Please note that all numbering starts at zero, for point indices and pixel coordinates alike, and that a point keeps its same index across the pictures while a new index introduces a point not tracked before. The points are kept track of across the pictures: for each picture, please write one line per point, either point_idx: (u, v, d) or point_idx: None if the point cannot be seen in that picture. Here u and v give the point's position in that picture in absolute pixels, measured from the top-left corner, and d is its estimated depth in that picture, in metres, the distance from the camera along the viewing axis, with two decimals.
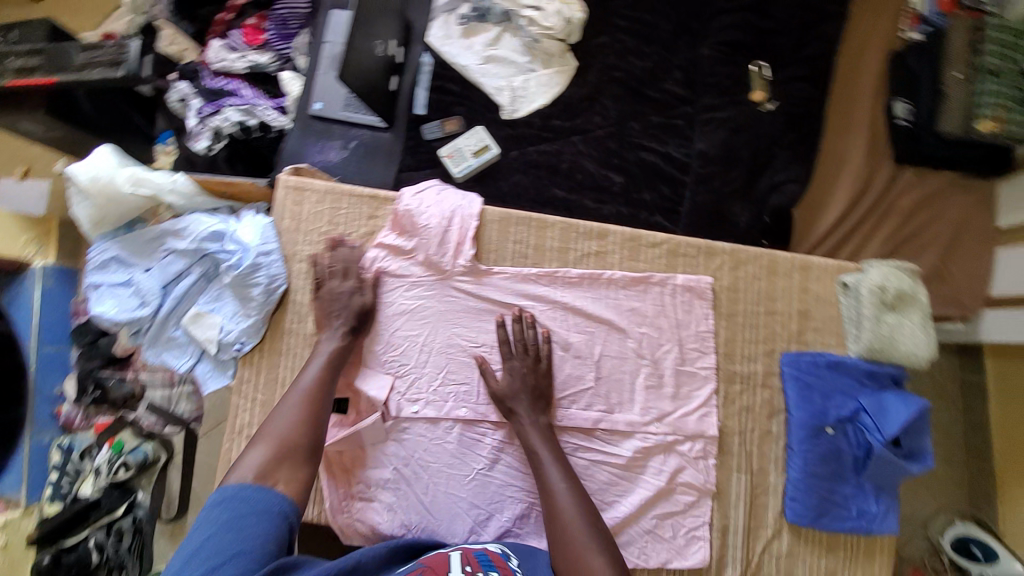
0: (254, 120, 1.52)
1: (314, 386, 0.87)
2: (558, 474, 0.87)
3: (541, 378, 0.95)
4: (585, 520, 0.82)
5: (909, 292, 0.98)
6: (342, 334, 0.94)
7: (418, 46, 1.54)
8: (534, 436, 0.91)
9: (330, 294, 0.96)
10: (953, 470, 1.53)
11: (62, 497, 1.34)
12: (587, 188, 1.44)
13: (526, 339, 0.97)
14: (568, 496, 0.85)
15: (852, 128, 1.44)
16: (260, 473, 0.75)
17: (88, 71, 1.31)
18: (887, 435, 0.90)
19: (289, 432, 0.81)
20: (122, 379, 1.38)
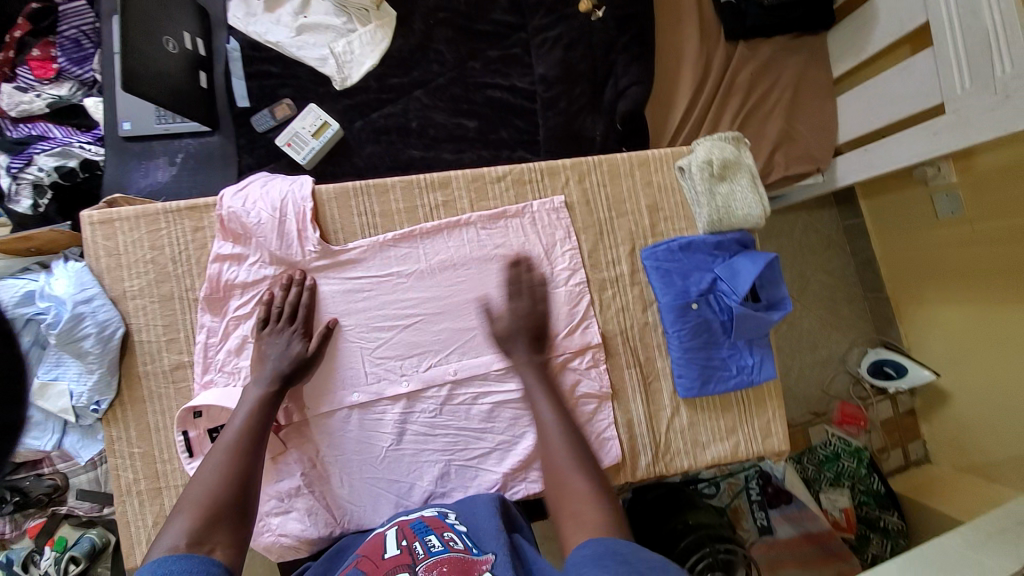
0: (73, 160, 1.33)
1: (243, 433, 0.80)
2: (547, 405, 0.86)
3: (536, 315, 0.94)
4: (567, 446, 0.80)
5: (734, 159, 1.03)
6: (267, 378, 0.87)
7: (222, 33, 1.39)
8: (529, 374, 0.90)
9: (268, 335, 0.90)
10: (855, 308, 1.70)
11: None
12: (442, 141, 1.39)
13: (524, 280, 0.97)
14: (555, 424, 0.83)
15: (683, 20, 1.46)
16: (192, 538, 0.67)
17: None
18: (740, 294, 0.97)
19: (214, 490, 0.73)
20: (37, 474, 1.11)
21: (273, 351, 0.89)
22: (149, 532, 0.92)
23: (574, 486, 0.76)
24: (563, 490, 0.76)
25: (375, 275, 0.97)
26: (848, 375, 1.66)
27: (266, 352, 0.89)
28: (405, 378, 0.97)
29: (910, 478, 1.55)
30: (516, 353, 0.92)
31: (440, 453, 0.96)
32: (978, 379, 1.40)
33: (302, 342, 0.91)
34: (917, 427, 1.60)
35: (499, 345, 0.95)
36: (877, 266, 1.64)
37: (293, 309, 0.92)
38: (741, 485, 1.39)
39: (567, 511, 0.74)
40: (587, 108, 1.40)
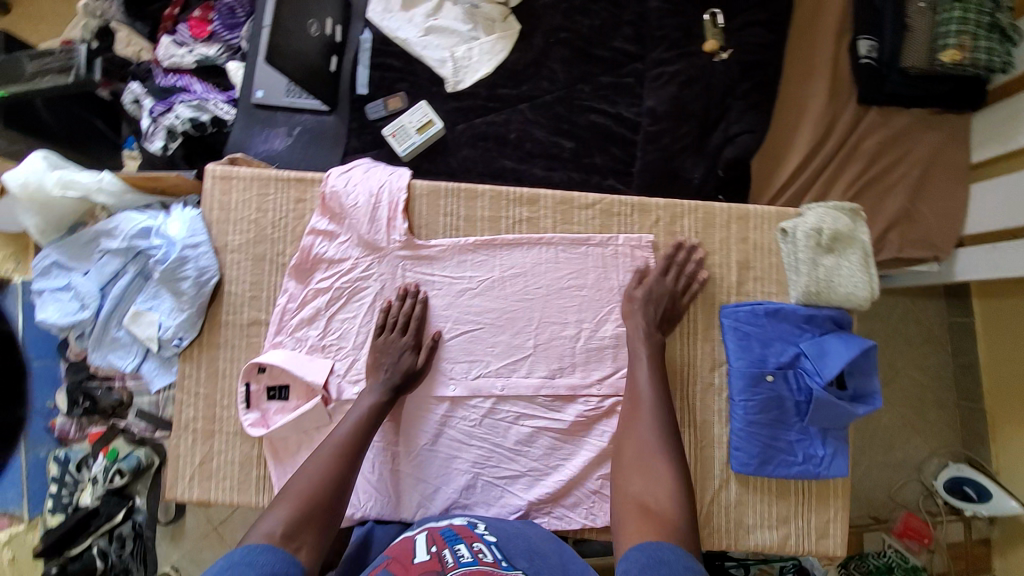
0: (206, 115, 1.48)
1: (349, 439, 0.86)
2: (645, 369, 0.90)
3: (678, 300, 0.95)
4: (657, 421, 0.86)
5: (847, 232, 0.95)
6: (381, 390, 0.91)
7: (358, 24, 1.50)
8: (641, 342, 0.92)
9: (382, 346, 0.94)
10: (945, 412, 1.50)
11: (64, 509, 1.37)
12: (537, 156, 1.40)
13: (687, 271, 0.96)
14: (648, 385, 0.88)
15: (815, 73, 1.35)
16: (285, 533, 0.74)
17: (39, 80, 1.32)
18: (826, 377, 0.88)
19: (312, 490, 0.80)
20: (110, 388, 1.34)
21: (387, 364, 0.93)
22: (193, 470, 0.98)
23: (651, 466, 0.82)
24: (639, 462, 0.83)
25: (448, 275, 0.99)
26: (921, 485, 1.47)
27: (381, 360, 0.93)
28: (453, 382, 0.97)
29: None
30: (633, 321, 0.93)
31: (471, 464, 0.95)
32: None
33: (414, 356, 0.94)
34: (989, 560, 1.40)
35: (625, 305, 0.96)
36: (979, 373, 1.44)
37: (405, 320, 0.96)
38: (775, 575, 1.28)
39: (634, 464, 0.84)
40: (690, 149, 1.35)
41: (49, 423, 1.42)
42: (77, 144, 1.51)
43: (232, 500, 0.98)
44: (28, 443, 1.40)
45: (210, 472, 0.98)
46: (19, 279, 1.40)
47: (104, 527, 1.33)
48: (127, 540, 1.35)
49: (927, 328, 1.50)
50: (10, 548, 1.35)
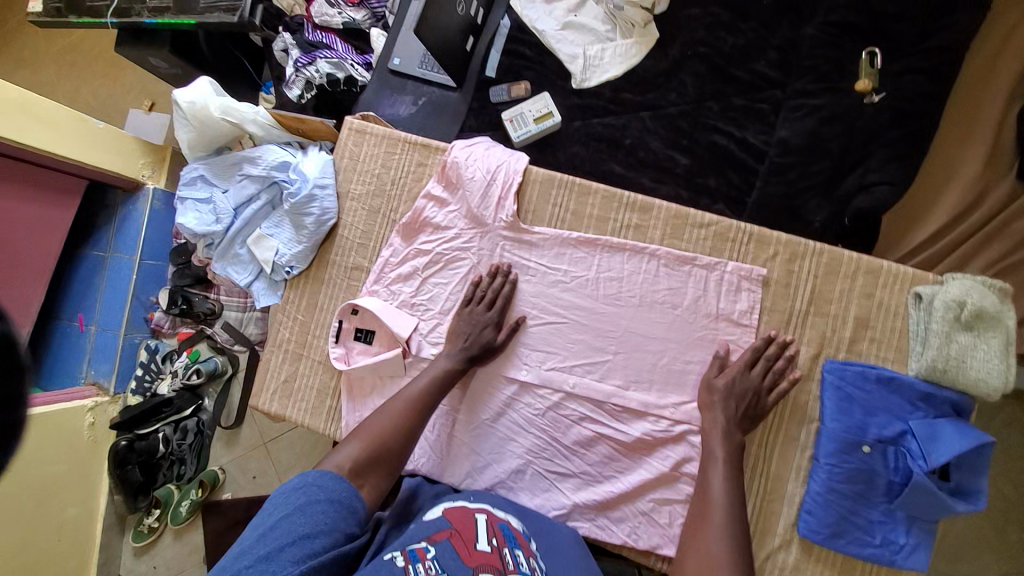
0: (342, 73, 1.60)
1: (420, 396, 0.90)
2: (720, 483, 0.81)
3: (761, 400, 0.87)
4: (728, 537, 0.76)
5: (994, 313, 0.84)
6: (454, 357, 0.94)
7: (500, 9, 1.53)
8: (716, 442, 0.85)
9: (468, 317, 0.97)
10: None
11: (142, 392, 1.57)
12: (647, 166, 1.38)
13: (774, 364, 0.89)
14: (724, 503, 0.79)
15: (972, 137, 1.21)
16: (354, 468, 0.80)
17: (208, 15, 1.45)
18: (932, 463, 0.80)
19: (383, 434, 0.85)
20: (205, 297, 1.55)
21: (466, 333, 0.95)
22: (278, 385, 1.07)
23: None
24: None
25: (543, 264, 1.00)
26: None
27: (461, 329, 0.96)
28: (526, 368, 0.98)
29: None
30: (711, 415, 0.87)
31: (525, 452, 0.96)
32: None
33: (493, 331, 0.96)
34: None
35: (703, 395, 0.90)
36: None
37: (494, 296, 0.98)
38: None
39: None
40: (816, 189, 1.27)
41: (147, 314, 1.61)
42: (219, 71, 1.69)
43: (303, 421, 1.05)
44: (128, 328, 1.57)
45: (291, 391, 1.06)
46: (151, 185, 1.59)
47: (173, 417, 1.54)
48: (189, 433, 1.54)
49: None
50: (94, 415, 1.50)
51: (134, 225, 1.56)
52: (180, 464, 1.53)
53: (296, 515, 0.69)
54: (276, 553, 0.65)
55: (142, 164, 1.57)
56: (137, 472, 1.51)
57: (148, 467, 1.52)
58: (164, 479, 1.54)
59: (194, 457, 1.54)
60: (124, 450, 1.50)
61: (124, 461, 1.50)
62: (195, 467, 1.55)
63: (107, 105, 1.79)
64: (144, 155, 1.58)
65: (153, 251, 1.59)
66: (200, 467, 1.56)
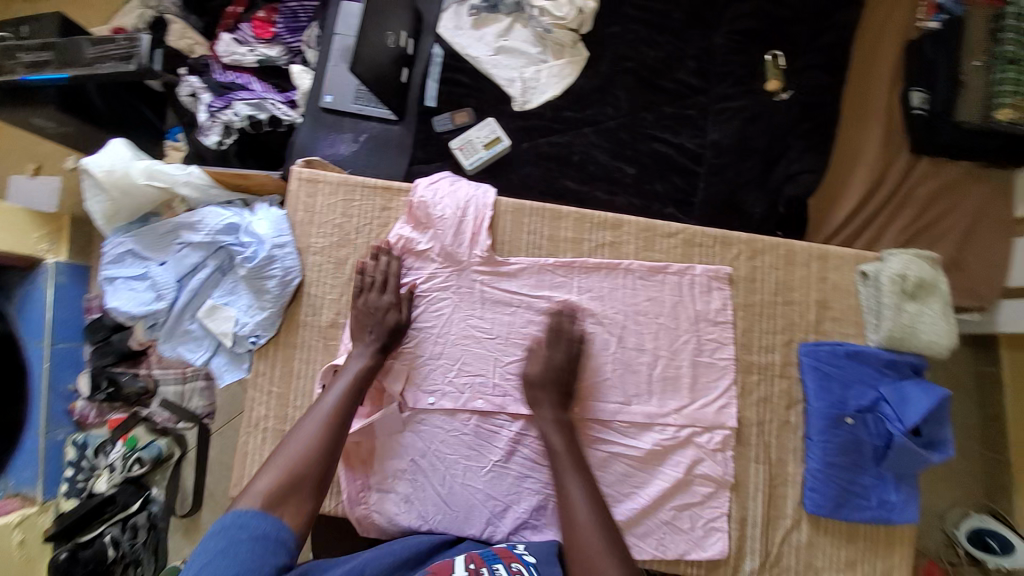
0: (264, 114, 1.50)
1: (335, 409, 0.85)
2: (580, 487, 0.84)
3: (569, 371, 0.93)
4: (597, 523, 0.80)
5: (929, 279, 0.95)
6: (371, 354, 0.92)
7: (428, 38, 1.52)
8: (556, 439, 0.89)
9: (367, 308, 0.94)
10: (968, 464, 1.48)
11: (77, 494, 1.36)
12: (598, 179, 1.43)
13: (565, 332, 0.95)
14: (585, 507, 0.82)
15: (869, 120, 1.39)
16: (270, 499, 0.75)
17: (100, 66, 1.30)
18: (907, 423, 0.88)
19: (299, 458, 0.80)
20: (135, 374, 1.39)
21: (372, 323, 0.94)
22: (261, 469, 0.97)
23: None
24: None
25: (529, 293, 1.00)
26: (943, 535, 1.45)
27: (364, 322, 0.94)
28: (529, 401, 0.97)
29: None
30: (542, 413, 0.91)
31: (543, 486, 0.95)
32: None
33: (400, 313, 0.95)
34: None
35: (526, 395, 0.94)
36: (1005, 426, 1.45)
37: (385, 279, 0.96)
38: None
39: None
40: (752, 184, 1.38)
41: (68, 406, 1.40)
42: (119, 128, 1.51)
43: None
44: (47, 428, 1.35)
45: None
46: (51, 260, 1.39)
47: (118, 516, 1.32)
48: (141, 530, 1.33)
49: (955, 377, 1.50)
50: (21, 530, 1.27)
51: (37, 307, 1.35)
52: (137, 566, 1.32)
53: (218, 559, 0.68)
54: None
55: (36, 237, 1.37)
56: None
57: None
58: None
59: (152, 555, 1.35)
60: (66, 562, 1.26)
61: None
62: (156, 564, 1.35)
63: None
64: (36, 227, 1.38)
65: (65, 332, 1.38)
66: (160, 564, 1.37)
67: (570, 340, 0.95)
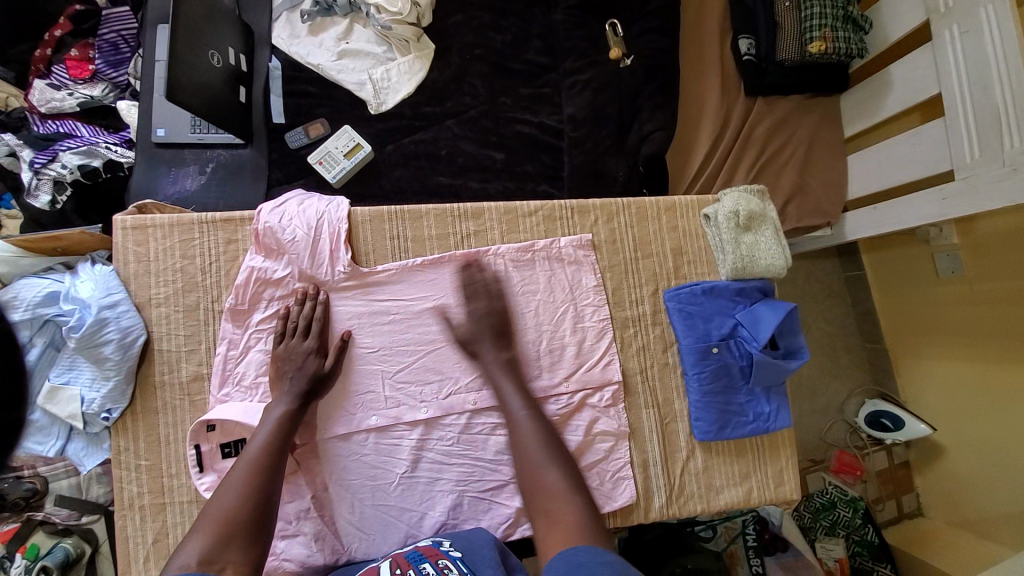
0: (98, 159, 1.33)
1: (264, 450, 0.79)
2: (518, 400, 0.86)
3: (496, 314, 0.95)
4: (537, 436, 0.81)
5: (759, 211, 1.05)
6: (293, 398, 0.86)
7: (264, 50, 1.43)
8: (494, 373, 0.90)
9: (286, 354, 0.90)
10: (854, 357, 1.71)
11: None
12: (469, 170, 1.42)
13: (477, 280, 0.98)
14: (524, 416, 0.84)
15: (706, 73, 1.51)
16: (204, 557, 0.65)
17: None
18: (762, 341, 0.98)
19: (232, 509, 0.71)
20: (14, 477, 1.05)
21: (291, 370, 0.88)
22: (147, 550, 0.89)
23: (558, 497, 0.74)
24: (532, 479, 0.77)
25: (401, 299, 0.98)
26: (846, 424, 1.66)
27: (284, 369, 0.89)
28: (423, 405, 0.96)
29: (905, 529, 1.54)
30: (482, 349, 0.92)
31: (454, 484, 0.95)
32: (981, 438, 1.36)
33: (323, 359, 0.91)
34: (911, 480, 1.59)
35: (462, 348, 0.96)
36: (876, 318, 1.66)
37: (307, 323, 0.92)
38: (739, 529, 1.41)
39: (542, 508, 0.74)
40: (613, 149, 1.44)
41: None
42: None
43: None
44: None
45: (167, 549, 0.89)
46: None
47: None
48: None
49: (827, 283, 1.71)
50: None
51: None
52: None
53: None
54: None
55: None
56: None
57: None
58: None
59: None
60: None
61: None
62: None
63: None
64: None
65: None
66: None
67: (484, 288, 0.97)
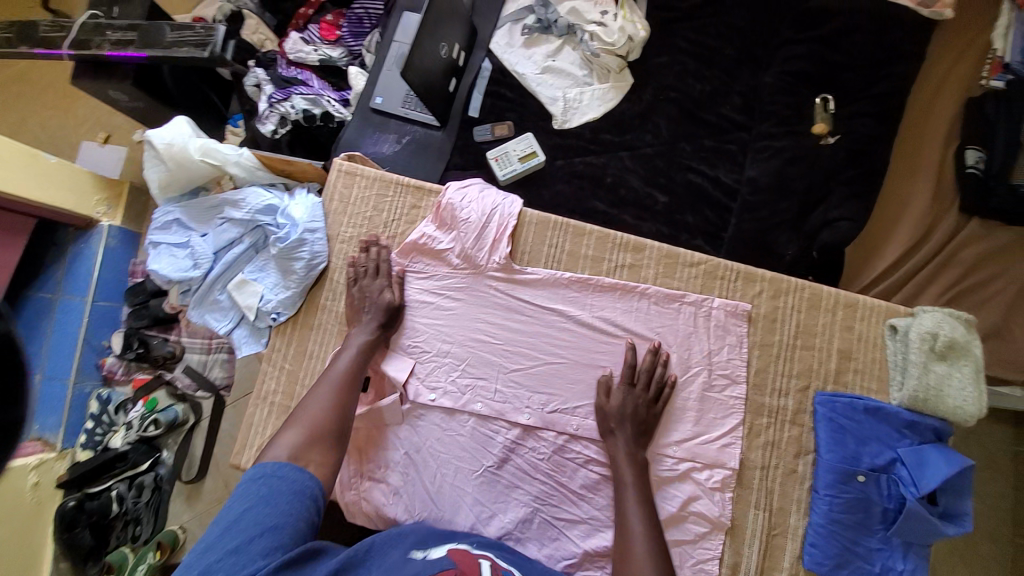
0: (318, 109, 1.57)
1: (345, 372, 0.89)
2: (638, 516, 0.84)
3: (652, 413, 0.92)
4: (651, 562, 0.79)
5: (963, 341, 0.91)
6: (374, 330, 0.96)
7: (480, 52, 1.57)
8: (624, 469, 0.88)
9: (363, 291, 1.00)
10: (998, 550, 1.26)
11: (94, 445, 1.43)
12: (628, 204, 1.43)
13: (654, 375, 0.94)
14: (641, 534, 0.82)
15: (919, 174, 1.31)
16: (295, 453, 0.77)
17: (176, 50, 1.39)
18: (923, 490, 0.84)
19: (318, 418, 0.82)
20: (165, 339, 1.47)
21: (369, 305, 0.99)
22: (262, 443, 1.01)
23: None
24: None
25: (541, 304, 1.01)
26: None
27: (364, 303, 0.99)
28: (528, 411, 0.97)
29: None
30: (610, 441, 0.91)
31: (532, 499, 0.94)
32: None
33: (392, 293, 0.99)
34: None
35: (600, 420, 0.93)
36: None
37: (378, 264, 1.01)
38: None
39: None
40: (787, 225, 1.34)
41: (99, 360, 1.48)
42: (183, 108, 1.60)
43: None
44: (77, 377, 1.43)
45: None
46: (107, 222, 1.49)
47: (127, 472, 1.39)
48: (145, 490, 1.39)
49: (988, 449, 1.30)
50: (38, 473, 1.33)
51: (88, 264, 1.45)
52: (136, 524, 1.38)
53: (259, 504, 0.67)
54: (245, 544, 0.63)
55: (96, 201, 1.48)
56: (87, 536, 1.34)
57: (98, 531, 1.34)
58: (116, 543, 1.37)
59: (152, 515, 1.40)
60: (73, 511, 1.34)
61: (71, 524, 1.34)
62: (152, 527, 1.41)
63: (55, 139, 1.64)
64: (98, 191, 1.48)
65: (107, 292, 1.48)
66: (158, 528, 1.42)
67: (659, 384, 0.94)
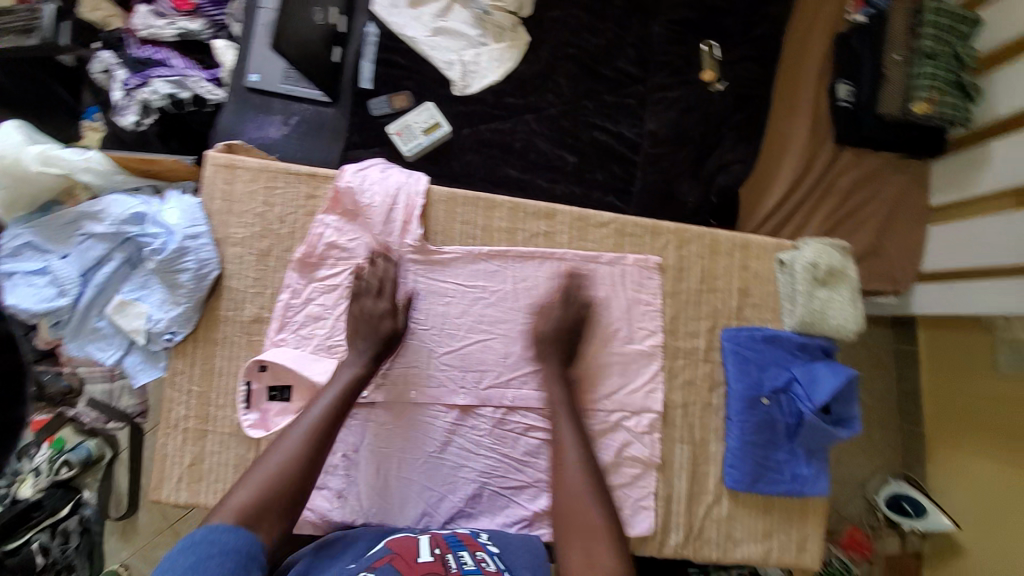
0: (185, 92, 1.37)
1: (322, 417, 0.81)
2: (569, 428, 0.90)
3: (572, 331, 0.96)
4: (583, 466, 0.86)
5: (839, 267, 1.03)
6: (364, 363, 0.88)
7: (363, 15, 1.46)
8: (556, 389, 0.93)
9: (364, 312, 0.91)
10: (888, 434, 1.51)
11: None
12: (541, 168, 1.42)
13: (571, 297, 0.97)
14: (575, 445, 0.88)
15: (798, 109, 1.41)
16: (244, 517, 0.71)
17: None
18: (817, 403, 0.95)
19: (277, 474, 0.76)
20: (57, 373, 1.30)
21: (365, 330, 0.90)
22: (181, 472, 0.94)
23: (586, 525, 0.80)
24: (584, 532, 0.80)
25: (461, 282, 0.99)
26: (863, 500, 1.48)
27: (361, 327, 0.90)
28: (463, 391, 0.97)
29: None
30: (547, 365, 0.94)
31: (478, 475, 0.95)
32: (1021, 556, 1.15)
33: (393, 319, 0.92)
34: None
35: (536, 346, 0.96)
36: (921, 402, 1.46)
37: (381, 282, 0.93)
38: None
39: (577, 536, 0.80)
40: (686, 172, 1.40)
41: None
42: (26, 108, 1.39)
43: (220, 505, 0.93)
44: None
45: (198, 475, 0.94)
46: None
47: (46, 522, 1.21)
48: (73, 535, 1.25)
49: (875, 353, 1.52)
50: None
51: None
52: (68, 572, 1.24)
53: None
54: None
55: None
56: None
57: None
58: None
59: (86, 560, 1.27)
60: None
61: None
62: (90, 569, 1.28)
63: None
64: None
65: None
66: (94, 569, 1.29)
67: (574, 299, 0.97)
